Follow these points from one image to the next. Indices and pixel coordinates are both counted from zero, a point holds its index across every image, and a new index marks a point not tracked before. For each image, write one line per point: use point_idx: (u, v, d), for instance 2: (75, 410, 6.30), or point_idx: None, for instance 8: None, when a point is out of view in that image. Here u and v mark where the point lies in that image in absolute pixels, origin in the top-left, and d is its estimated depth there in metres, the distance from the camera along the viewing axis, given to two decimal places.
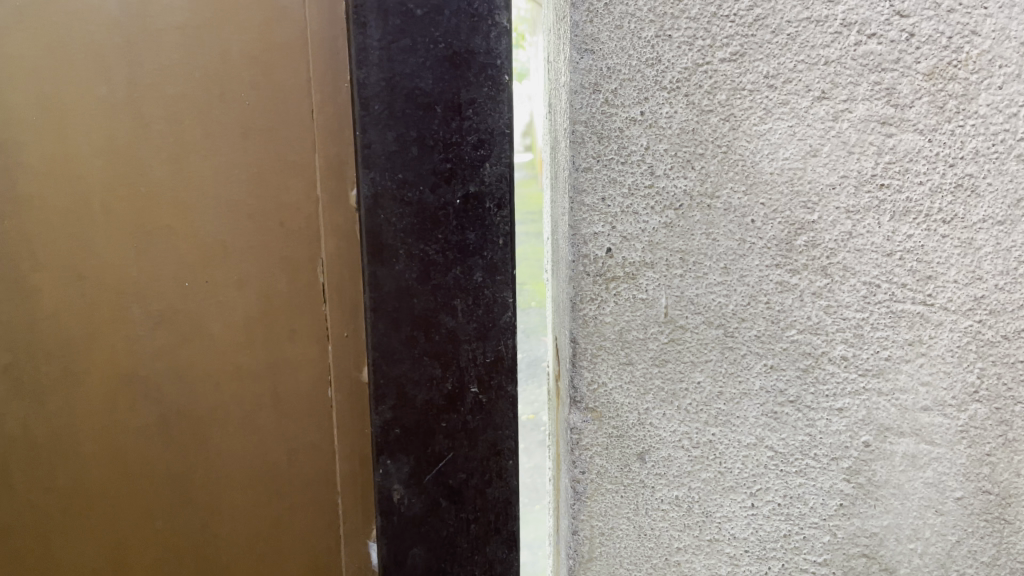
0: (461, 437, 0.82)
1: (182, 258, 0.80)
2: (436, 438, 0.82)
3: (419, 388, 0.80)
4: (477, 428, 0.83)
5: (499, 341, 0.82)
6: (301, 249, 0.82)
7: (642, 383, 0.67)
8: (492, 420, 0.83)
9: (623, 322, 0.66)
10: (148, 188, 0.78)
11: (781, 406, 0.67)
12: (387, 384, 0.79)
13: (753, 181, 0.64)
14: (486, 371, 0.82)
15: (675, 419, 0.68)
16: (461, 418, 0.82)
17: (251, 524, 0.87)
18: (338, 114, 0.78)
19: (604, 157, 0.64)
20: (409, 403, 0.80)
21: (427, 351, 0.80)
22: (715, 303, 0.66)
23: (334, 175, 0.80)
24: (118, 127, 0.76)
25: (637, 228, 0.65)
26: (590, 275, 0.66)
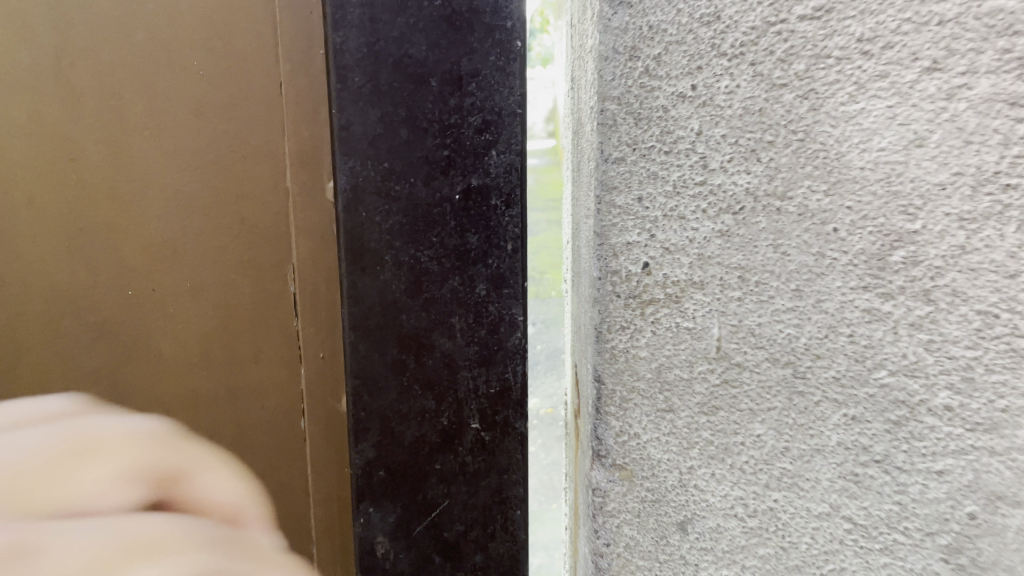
0: (459, 483, 0.68)
1: (128, 266, 0.68)
2: (428, 483, 0.68)
3: (409, 424, 0.67)
4: (477, 472, 0.69)
5: (506, 367, 0.68)
6: (265, 255, 0.71)
7: (687, 436, 0.54)
8: (498, 463, 0.69)
9: (663, 357, 0.55)
10: (85, 178, 0.66)
11: (863, 467, 0.47)
12: (369, 418, 0.66)
13: (836, 178, 0.45)
14: (491, 404, 0.68)
15: (726, 481, 0.53)
16: (460, 460, 0.68)
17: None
18: (313, 91, 0.69)
19: (641, 144, 0.54)
20: (396, 442, 0.67)
21: (417, 379, 0.66)
22: (784, 335, 0.49)
23: (309, 163, 0.70)
24: (47, 103, 0.64)
25: (683, 238, 0.53)
26: (621, 298, 0.56)
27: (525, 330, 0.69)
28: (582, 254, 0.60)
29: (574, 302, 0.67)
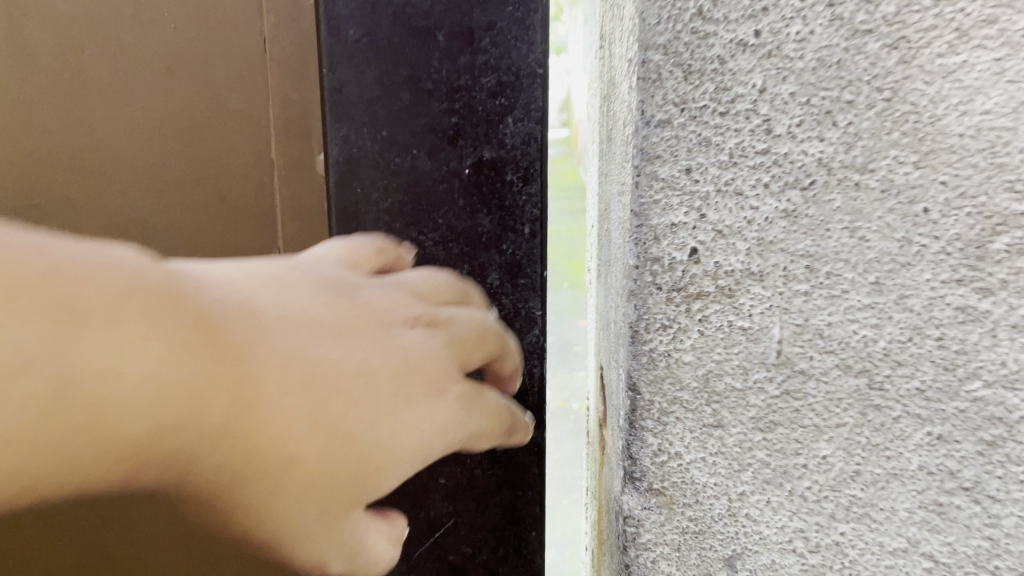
0: (464, 500, 0.63)
1: (91, 227, 0.87)
2: (431, 498, 0.63)
3: None
4: (488, 487, 0.63)
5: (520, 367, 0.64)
6: (230, 225, 0.89)
7: (737, 457, 0.45)
8: (511, 477, 0.64)
9: (711, 364, 0.45)
10: (56, 141, 0.83)
11: (948, 496, 0.40)
12: None
13: (929, 146, 0.38)
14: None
15: (783, 510, 0.45)
16: (467, 474, 0.63)
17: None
18: (289, 69, 0.85)
19: (691, 104, 0.43)
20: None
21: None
22: (858, 339, 0.41)
23: (285, 134, 0.87)
24: (8, 70, 0.79)
25: (740, 218, 0.42)
26: (662, 292, 0.45)
27: (540, 329, 0.65)
28: (613, 237, 0.51)
29: (601, 296, 0.59)
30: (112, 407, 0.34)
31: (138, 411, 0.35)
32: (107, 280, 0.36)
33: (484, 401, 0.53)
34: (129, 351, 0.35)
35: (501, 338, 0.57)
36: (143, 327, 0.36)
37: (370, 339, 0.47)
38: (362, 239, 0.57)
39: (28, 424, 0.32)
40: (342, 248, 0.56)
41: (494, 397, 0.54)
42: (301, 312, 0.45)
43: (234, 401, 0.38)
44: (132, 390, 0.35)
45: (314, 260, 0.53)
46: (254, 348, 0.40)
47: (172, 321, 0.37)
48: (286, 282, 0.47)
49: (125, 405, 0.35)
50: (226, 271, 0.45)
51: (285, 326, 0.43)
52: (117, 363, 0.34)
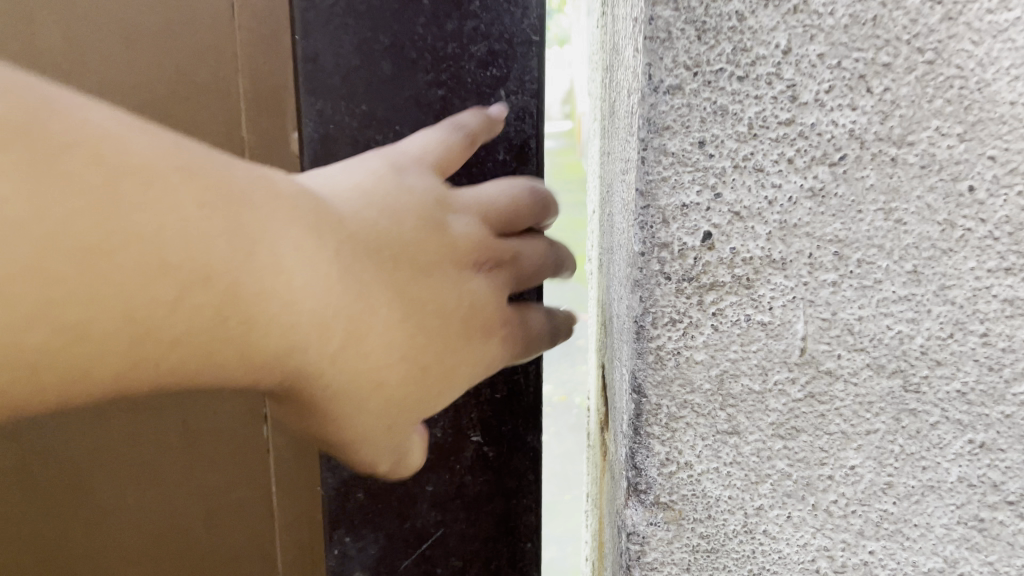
0: (454, 507, 0.60)
1: None
2: (418, 507, 0.59)
3: None
4: (479, 494, 0.60)
5: (514, 368, 0.58)
6: None
7: (755, 468, 0.39)
8: (503, 482, 0.60)
9: (727, 362, 0.38)
10: None
11: (991, 511, 0.39)
12: None
13: (975, 117, 0.35)
14: (493, 413, 0.58)
15: (806, 526, 0.40)
16: (457, 479, 0.59)
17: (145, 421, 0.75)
18: None
19: (705, 66, 0.35)
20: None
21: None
22: (890, 334, 0.37)
23: None
24: None
25: (759, 198, 0.36)
26: (670, 278, 0.37)
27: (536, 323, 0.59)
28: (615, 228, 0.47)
29: (601, 266, 0.54)
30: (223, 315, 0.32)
31: (284, 332, 0.34)
32: (269, 195, 0.35)
33: (530, 340, 0.50)
34: (278, 270, 0.34)
35: (557, 263, 0.54)
36: (298, 246, 0.35)
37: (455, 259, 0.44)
38: (468, 115, 0.52)
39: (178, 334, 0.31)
40: (441, 135, 0.49)
41: (534, 315, 0.51)
42: (423, 236, 0.43)
43: (362, 331, 0.37)
44: (276, 310, 0.34)
45: (416, 149, 0.47)
46: (387, 280, 0.39)
47: (322, 242, 0.36)
48: (412, 190, 0.44)
49: (269, 324, 0.34)
50: (347, 176, 0.43)
51: (414, 259, 0.41)
52: (273, 278, 0.33)
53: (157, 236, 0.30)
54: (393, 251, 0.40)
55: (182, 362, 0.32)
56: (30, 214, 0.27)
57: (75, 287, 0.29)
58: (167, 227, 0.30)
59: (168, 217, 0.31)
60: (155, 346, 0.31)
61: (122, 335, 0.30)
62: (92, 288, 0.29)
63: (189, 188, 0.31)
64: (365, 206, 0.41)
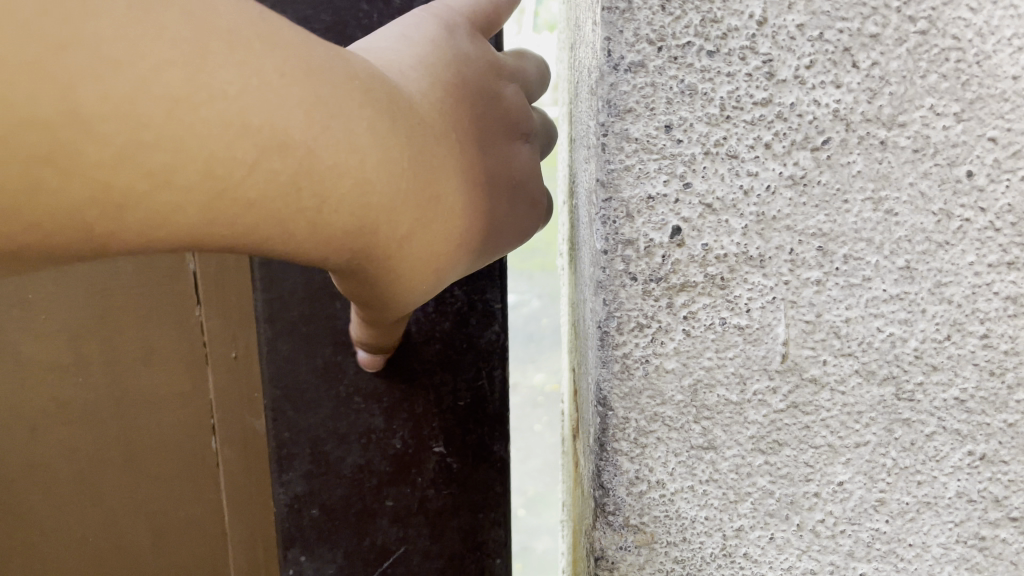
0: (415, 522, 0.65)
1: None
2: (377, 523, 0.65)
3: (346, 452, 0.63)
4: (442, 508, 0.65)
5: (478, 372, 0.64)
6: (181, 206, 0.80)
7: (733, 486, 0.36)
8: (466, 496, 0.66)
9: (701, 371, 0.34)
10: None
11: (993, 528, 0.35)
12: (296, 441, 0.63)
13: (973, 94, 0.31)
14: (456, 422, 0.64)
15: (790, 548, 0.36)
16: (416, 491, 0.65)
17: (98, 415, 0.68)
18: None
19: (671, 39, 0.31)
20: (335, 471, 0.64)
21: (358, 390, 0.63)
22: (881, 337, 0.33)
23: None
24: None
25: (734, 188, 0.32)
26: (637, 278, 0.34)
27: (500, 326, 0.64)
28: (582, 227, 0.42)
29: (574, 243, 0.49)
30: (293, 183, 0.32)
31: (352, 206, 0.34)
32: (346, 68, 0.34)
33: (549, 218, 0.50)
34: (354, 141, 0.33)
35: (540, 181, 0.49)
36: (373, 120, 0.34)
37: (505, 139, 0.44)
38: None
39: (253, 201, 0.31)
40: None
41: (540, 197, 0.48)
42: (478, 112, 0.42)
43: (427, 210, 0.37)
44: (348, 185, 0.33)
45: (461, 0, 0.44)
46: (451, 161, 0.39)
47: (393, 116, 0.35)
48: (468, 55, 0.42)
49: (341, 196, 0.33)
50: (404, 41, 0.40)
51: (475, 137, 0.41)
52: (347, 149, 0.33)
53: (240, 97, 0.30)
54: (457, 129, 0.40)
55: (253, 229, 0.32)
56: (118, 58, 0.27)
57: (157, 137, 0.28)
58: (248, 88, 0.30)
59: (251, 79, 0.30)
60: (233, 208, 0.31)
61: (205, 198, 0.30)
62: (179, 143, 0.29)
63: (269, 52, 0.31)
64: (432, 77, 0.39)
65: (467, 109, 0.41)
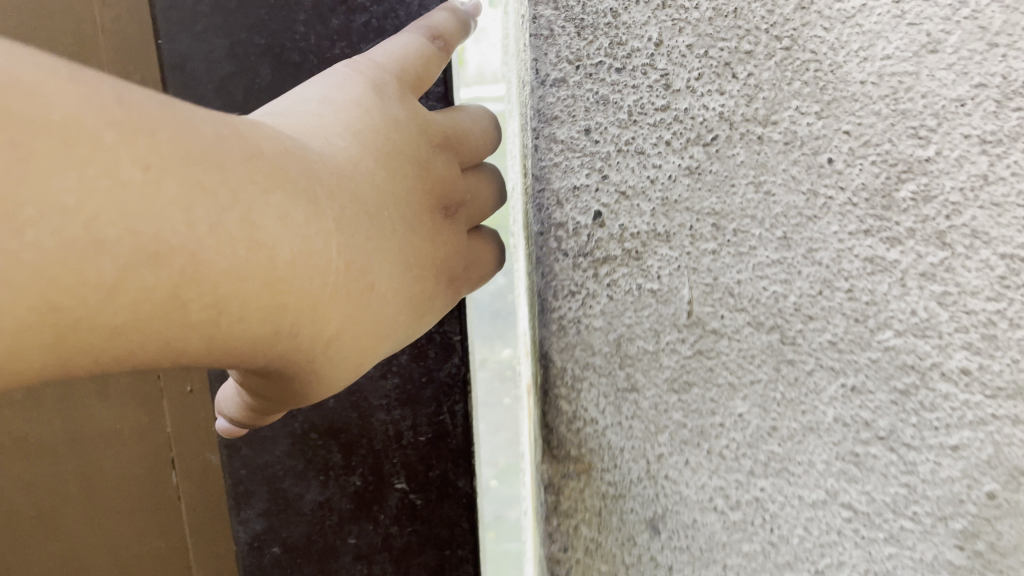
0: (380, 553, 0.72)
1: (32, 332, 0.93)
2: (341, 561, 0.72)
3: (306, 488, 0.70)
4: (407, 544, 0.72)
5: (440, 407, 0.69)
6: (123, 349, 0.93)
7: (653, 420, 0.44)
8: (431, 529, 0.72)
9: (623, 326, 0.43)
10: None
11: (864, 446, 0.43)
12: (253, 481, 0.70)
13: (830, 96, 0.40)
14: (418, 457, 0.70)
15: (702, 469, 0.44)
16: (377, 522, 0.71)
17: (56, 446, 0.97)
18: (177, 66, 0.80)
19: (586, 60, 0.41)
20: (296, 508, 0.71)
21: (313, 425, 0.69)
22: (768, 294, 0.41)
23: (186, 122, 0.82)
24: None
25: (642, 178, 0.41)
26: (569, 255, 0.42)
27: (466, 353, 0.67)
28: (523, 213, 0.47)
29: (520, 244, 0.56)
30: (176, 289, 0.34)
31: (259, 313, 0.36)
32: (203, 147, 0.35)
33: (482, 277, 0.54)
34: (256, 237, 0.36)
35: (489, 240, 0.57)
36: (276, 212, 0.37)
37: (421, 210, 0.48)
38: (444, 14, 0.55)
39: (132, 313, 0.33)
40: (420, 42, 0.53)
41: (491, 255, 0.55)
42: (401, 183, 0.46)
43: (354, 300, 0.41)
44: (254, 285, 0.36)
45: (389, 60, 0.51)
46: (377, 247, 0.42)
47: (296, 202, 0.38)
48: (393, 118, 0.48)
49: (228, 297, 0.35)
50: (325, 106, 0.46)
51: (402, 211, 0.45)
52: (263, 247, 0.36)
53: (89, 207, 0.31)
54: (367, 213, 0.42)
55: (138, 341, 0.34)
56: None
57: None
58: (101, 198, 0.31)
59: (99, 180, 0.31)
60: (122, 321, 0.33)
61: (93, 309, 0.32)
62: (64, 267, 0.31)
63: (139, 153, 0.33)
64: (350, 143, 0.44)
65: (376, 192, 0.44)
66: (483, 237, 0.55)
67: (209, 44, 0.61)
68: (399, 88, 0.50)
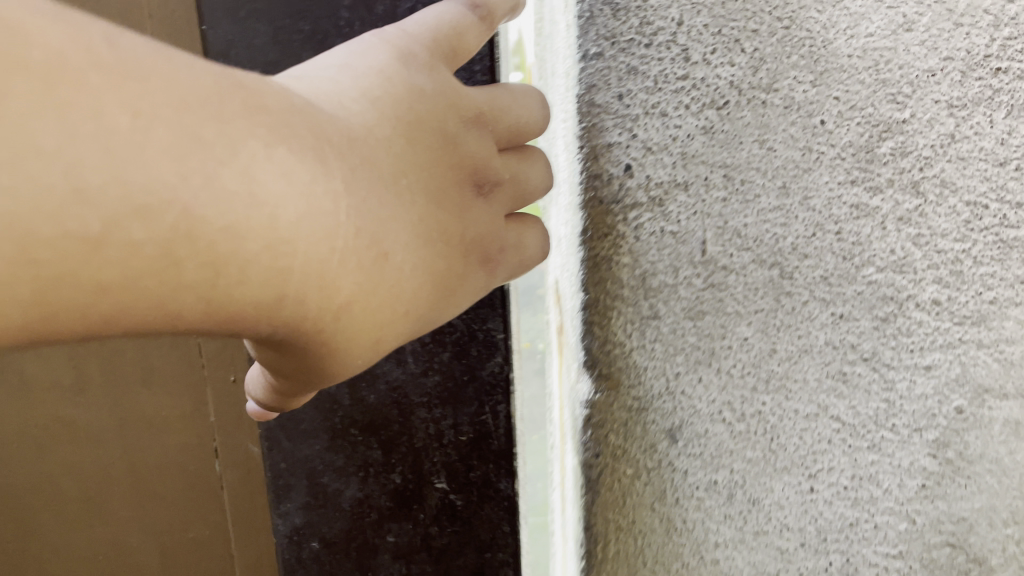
0: (421, 556, 0.61)
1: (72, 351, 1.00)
2: (379, 560, 0.62)
3: (341, 482, 0.60)
4: (447, 547, 0.60)
5: (484, 406, 0.56)
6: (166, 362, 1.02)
7: (672, 342, 0.52)
8: (475, 534, 0.59)
9: (647, 264, 0.51)
10: None
11: (851, 365, 0.51)
12: (289, 471, 0.60)
13: (823, 68, 0.47)
14: (459, 457, 0.58)
15: (713, 387, 0.52)
16: (417, 524, 0.60)
17: (103, 435, 1.05)
18: None
19: (619, 37, 0.48)
20: (333, 504, 0.61)
21: (353, 421, 0.58)
22: (770, 236, 0.49)
23: None
24: None
25: (665, 136, 0.49)
26: (604, 203, 0.50)
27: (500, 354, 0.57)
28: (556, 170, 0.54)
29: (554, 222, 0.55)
30: (168, 248, 0.29)
31: (264, 277, 0.31)
32: (205, 94, 0.30)
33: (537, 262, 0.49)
34: (258, 196, 0.30)
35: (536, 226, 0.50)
36: (279, 169, 0.31)
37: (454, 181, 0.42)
38: None
39: (116, 275, 0.28)
40: (460, 12, 0.45)
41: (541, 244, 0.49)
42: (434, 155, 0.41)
43: (375, 272, 0.35)
44: (258, 250, 0.31)
45: (423, 30, 0.44)
46: (397, 219, 0.37)
47: (310, 160, 0.32)
48: (419, 89, 0.41)
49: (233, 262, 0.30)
50: (344, 72, 0.40)
51: (426, 183, 0.40)
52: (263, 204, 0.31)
53: (73, 152, 0.26)
54: (373, 183, 0.36)
55: (122, 305, 0.29)
56: None
57: None
58: (82, 142, 0.26)
59: (83, 122, 0.27)
60: (116, 281, 0.28)
61: (78, 263, 0.27)
62: (42, 217, 0.26)
63: (128, 91, 0.28)
64: (367, 110, 0.38)
65: (393, 160, 0.38)
66: (533, 224, 0.49)
67: (250, 30, 0.53)
68: (432, 61, 0.43)
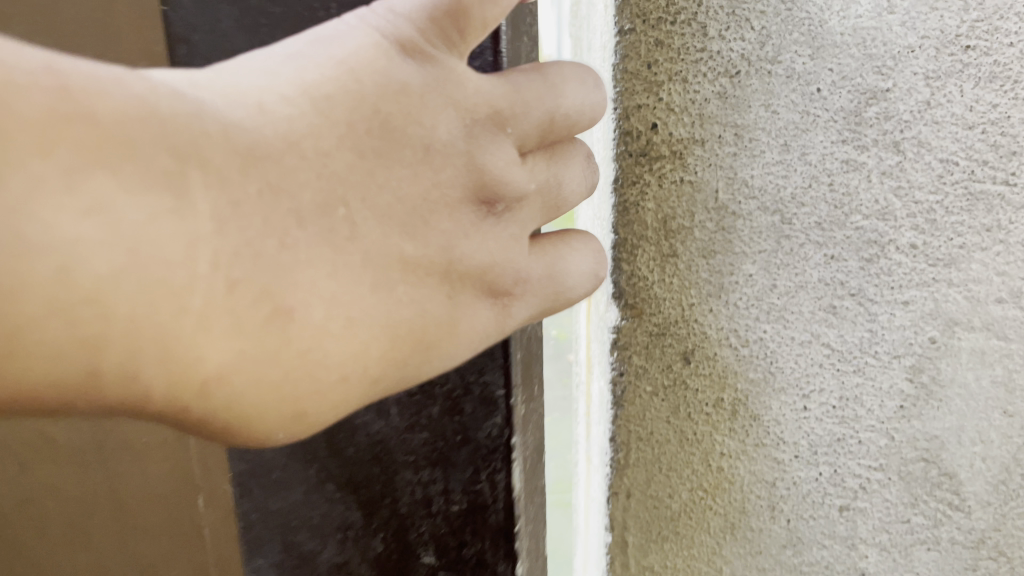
0: None
1: None
2: None
3: (320, 546, 0.66)
4: None
5: (474, 478, 0.61)
6: None
7: (687, 277, 0.61)
8: None
9: (668, 209, 0.61)
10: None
11: (840, 300, 0.60)
12: (269, 530, 0.66)
13: (819, 44, 0.56)
14: (448, 530, 0.62)
15: (721, 316, 0.62)
16: None
17: None
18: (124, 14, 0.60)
19: (650, 15, 0.58)
20: (311, 565, 0.66)
21: (333, 478, 0.63)
22: (772, 185, 0.59)
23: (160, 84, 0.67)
24: None
25: (686, 99, 0.58)
26: (633, 155, 0.60)
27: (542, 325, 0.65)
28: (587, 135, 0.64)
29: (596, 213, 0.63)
30: None
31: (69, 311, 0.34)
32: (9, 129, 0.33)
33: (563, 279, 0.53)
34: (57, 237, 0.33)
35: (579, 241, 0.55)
36: (87, 205, 0.34)
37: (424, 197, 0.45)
38: None
39: None
40: None
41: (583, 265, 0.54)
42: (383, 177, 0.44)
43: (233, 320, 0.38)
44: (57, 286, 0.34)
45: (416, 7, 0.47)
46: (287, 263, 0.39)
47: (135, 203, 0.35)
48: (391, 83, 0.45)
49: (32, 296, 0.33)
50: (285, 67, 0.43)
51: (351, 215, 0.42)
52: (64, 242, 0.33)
53: None
54: (259, 219, 0.39)
55: None
56: None
57: None
58: None
59: None
60: None
61: None
62: None
63: None
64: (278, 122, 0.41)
65: (306, 190, 0.41)
66: (575, 246, 0.54)
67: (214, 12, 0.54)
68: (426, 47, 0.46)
